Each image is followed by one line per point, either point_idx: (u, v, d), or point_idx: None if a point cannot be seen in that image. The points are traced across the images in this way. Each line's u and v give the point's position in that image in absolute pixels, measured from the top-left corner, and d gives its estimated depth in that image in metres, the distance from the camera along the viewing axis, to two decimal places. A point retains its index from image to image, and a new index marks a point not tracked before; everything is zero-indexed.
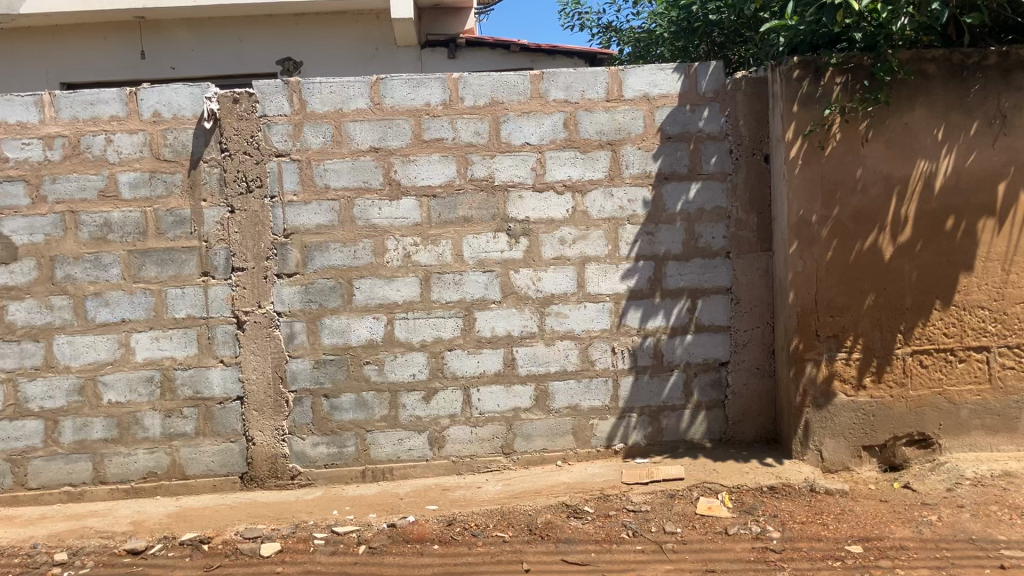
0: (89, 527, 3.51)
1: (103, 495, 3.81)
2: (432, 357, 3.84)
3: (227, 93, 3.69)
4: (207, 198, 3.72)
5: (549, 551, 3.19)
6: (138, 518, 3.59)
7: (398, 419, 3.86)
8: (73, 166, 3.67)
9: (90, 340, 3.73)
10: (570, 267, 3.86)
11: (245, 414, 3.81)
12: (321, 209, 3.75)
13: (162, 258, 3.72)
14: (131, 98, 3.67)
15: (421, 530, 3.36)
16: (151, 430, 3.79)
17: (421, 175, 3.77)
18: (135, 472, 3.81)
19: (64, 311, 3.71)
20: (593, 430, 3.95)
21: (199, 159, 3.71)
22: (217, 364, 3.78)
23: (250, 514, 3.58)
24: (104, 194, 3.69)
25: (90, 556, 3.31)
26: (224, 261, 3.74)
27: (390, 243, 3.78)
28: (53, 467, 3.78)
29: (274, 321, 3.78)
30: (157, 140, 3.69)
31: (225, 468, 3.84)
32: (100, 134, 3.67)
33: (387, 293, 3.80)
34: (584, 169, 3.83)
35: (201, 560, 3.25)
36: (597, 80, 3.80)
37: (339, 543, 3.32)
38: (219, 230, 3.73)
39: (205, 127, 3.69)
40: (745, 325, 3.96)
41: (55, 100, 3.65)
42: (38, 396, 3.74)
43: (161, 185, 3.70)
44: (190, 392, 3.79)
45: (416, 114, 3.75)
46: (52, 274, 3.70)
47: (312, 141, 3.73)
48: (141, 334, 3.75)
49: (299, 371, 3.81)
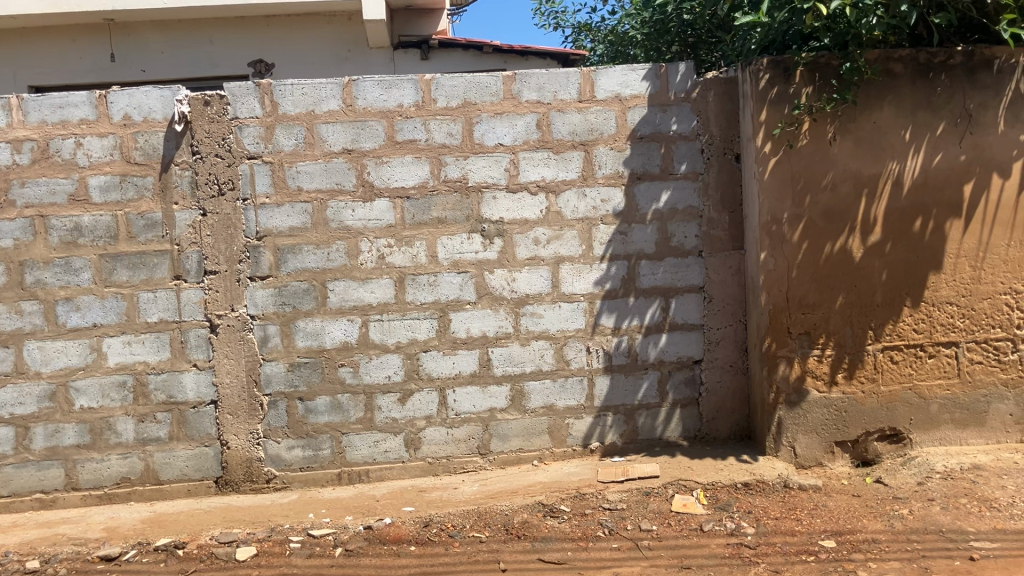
0: (62, 534, 3.48)
1: (76, 502, 3.78)
2: (407, 359, 3.84)
3: (198, 95, 3.67)
4: (179, 201, 3.70)
5: (525, 549, 3.20)
6: (111, 524, 3.56)
7: (374, 421, 3.86)
8: (42, 170, 3.64)
9: (61, 345, 3.70)
10: (544, 267, 3.87)
11: (219, 418, 3.79)
12: (294, 211, 3.74)
13: (134, 262, 3.70)
14: (101, 101, 3.64)
15: (397, 531, 3.36)
16: (124, 435, 3.76)
17: (395, 177, 3.77)
18: (109, 478, 3.79)
19: (35, 316, 3.68)
20: (569, 429, 3.97)
21: (170, 162, 3.68)
22: (190, 368, 3.76)
23: (226, 518, 3.57)
24: (75, 199, 3.65)
25: (63, 563, 3.28)
26: (196, 264, 3.72)
27: (364, 245, 3.78)
28: (25, 474, 3.75)
29: (247, 324, 3.77)
30: (128, 143, 3.66)
31: (200, 473, 3.82)
32: (69, 137, 3.64)
33: (362, 295, 3.79)
34: (557, 170, 3.84)
35: (175, 565, 3.23)
36: (570, 81, 3.82)
37: (315, 545, 3.31)
38: (191, 234, 3.71)
39: (176, 130, 3.67)
40: (718, 323, 3.98)
41: (23, 104, 3.61)
42: (8, 403, 3.70)
43: (132, 188, 3.67)
44: (164, 397, 3.77)
45: (389, 115, 3.75)
46: (22, 279, 3.66)
47: (284, 142, 3.72)
48: (113, 339, 3.72)
49: (273, 374, 3.79)
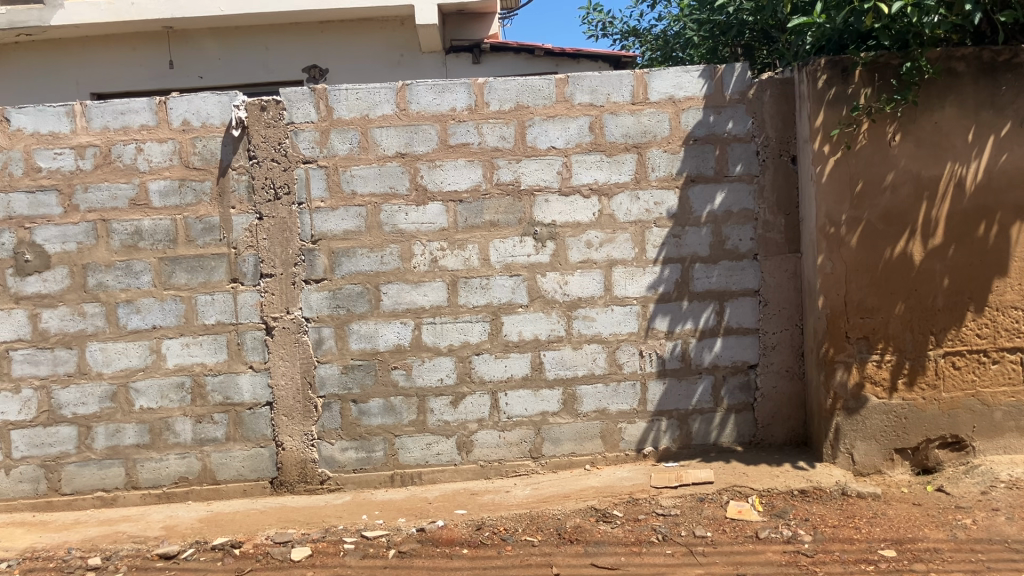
0: (122, 532, 3.55)
1: (135, 500, 3.86)
2: (459, 362, 3.85)
3: (255, 101, 3.72)
4: (236, 206, 3.75)
5: (577, 554, 3.18)
6: (169, 523, 3.62)
7: (426, 424, 3.88)
8: (104, 175, 3.72)
9: (121, 347, 3.78)
10: (597, 270, 3.85)
11: (274, 420, 3.84)
12: (348, 214, 3.77)
13: (193, 265, 3.76)
14: (161, 107, 3.71)
15: (450, 533, 3.36)
16: (183, 435, 3.83)
17: (448, 180, 3.78)
18: (167, 477, 3.85)
19: (96, 318, 3.76)
20: (621, 434, 3.94)
21: (228, 167, 3.74)
22: (246, 369, 3.81)
23: (281, 518, 3.60)
24: (135, 203, 3.73)
25: (123, 560, 3.34)
26: (253, 267, 3.77)
27: (416, 248, 3.80)
28: (86, 472, 3.83)
29: (302, 326, 3.81)
30: (187, 148, 3.73)
31: (256, 473, 3.87)
32: (130, 143, 3.72)
33: (414, 298, 3.81)
34: (610, 172, 3.82)
35: (232, 564, 3.28)
36: (622, 83, 3.80)
37: (369, 547, 3.33)
38: (247, 237, 3.77)
39: (233, 135, 3.72)
40: (773, 327, 3.93)
41: (87, 110, 3.69)
42: (72, 402, 3.79)
43: (191, 193, 3.74)
44: (221, 398, 3.82)
45: (442, 119, 3.76)
46: (84, 282, 3.75)
47: (339, 147, 3.75)
48: (172, 340, 3.78)
49: (328, 376, 3.83)
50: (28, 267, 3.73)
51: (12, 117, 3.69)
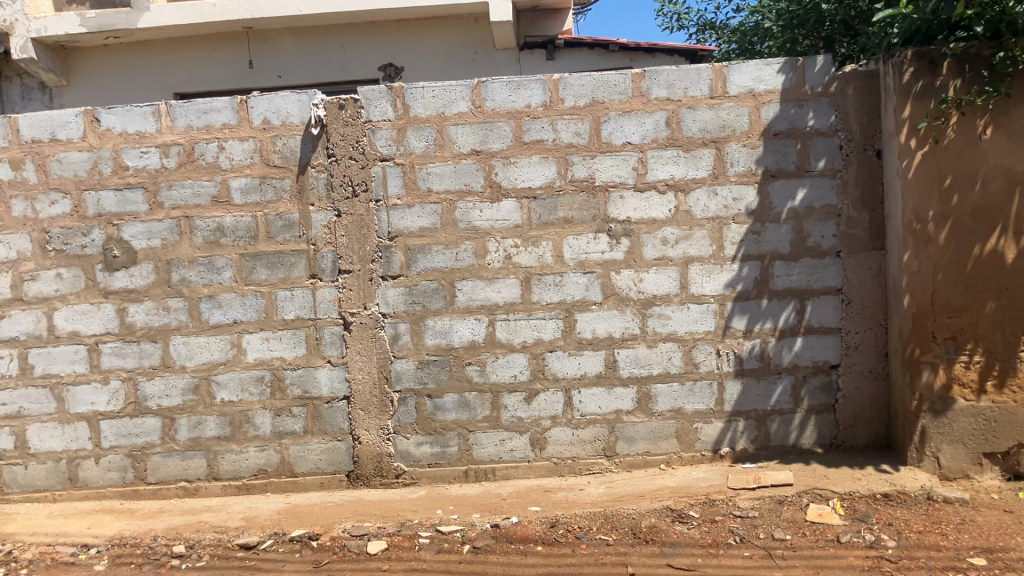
0: (205, 522, 3.64)
1: (216, 491, 3.95)
2: (533, 359, 3.85)
3: (333, 99, 3.77)
4: (315, 203, 3.81)
5: (653, 554, 3.15)
6: (249, 514, 3.70)
7: (500, 420, 3.88)
8: (188, 173, 3.81)
9: (204, 341, 3.87)
10: (673, 267, 3.81)
11: (351, 414, 3.89)
12: (424, 211, 3.80)
13: (273, 261, 3.83)
14: (242, 106, 3.78)
15: (524, 530, 3.37)
16: (262, 428, 3.90)
17: (522, 177, 3.78)
18: (247, 469, 3.94)
19: (180, 313, 3.86)
20: (697, 434, 3.89)
21: (307, 165, 3.79)
22: (324, 364, 3.87)
23: (357, 511, 3.65)
24: (217, 200, 3.81)
25: (206, 549, 3.43)
26: (331, 263, 3.83)
27: (491, 245, 3.80)
28: (170, 463, 3.94)
29: (378, 322, 3.85)
30: (267, 146, 3.79)
31: (333, 466, 3.93)
32: (212, 142, 3.80)
33: (488, 295, 3.82)
34: (687, 168, 3.77)
35: (310, 556, 3.33)
36: (700, 77, 3.74)
37: (444, 541, 3.35)
38: (326, 234, 3.82)
39: (312, 134, 3.78)
40: (856, 326, 3.83)
41: (171, 110, 3.79)
42: (157, 394, 3.90)
43: (272, 190, 3.81)
44: (299, 392, 3.89)
45: (517, 115, 3.76)
46: (169, 277, 3.85)
47: (415, 145, 3.78)
48: (252, 335, 3.86)
49: (403, 371, 3.87)
50: (116, 262, 3.85)
51: (101, 117, 3.80)
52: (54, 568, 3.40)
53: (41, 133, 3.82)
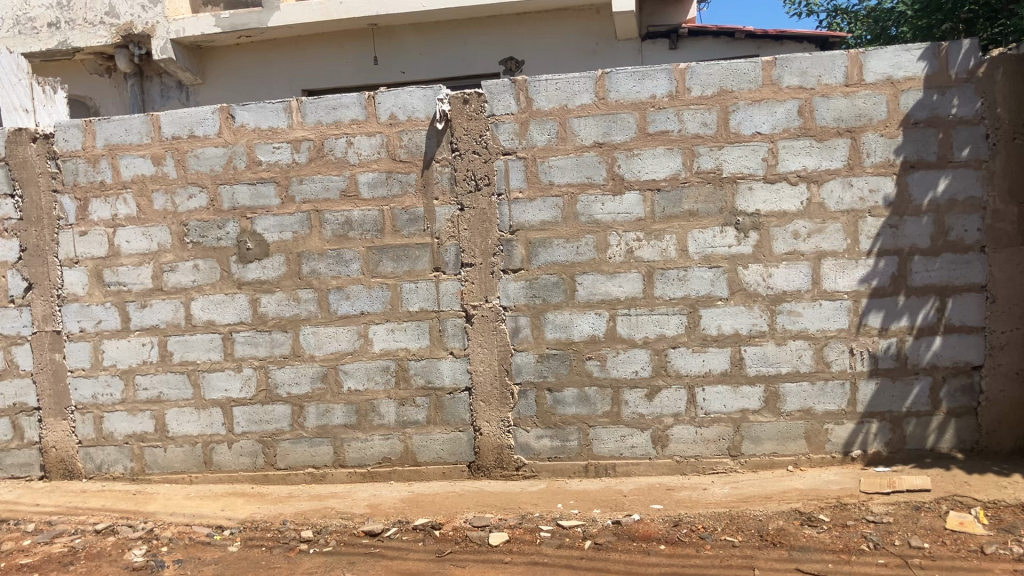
0: (331, 507, 3.74)
1: (342, 478, 4.04)
2: (656, 355, 3.79)
3: (458, 94, 3.80)
4: (439, 196, 3.85)
5: (781, 558, 3.06)
6: (374, 501, 3.78)
7: (621, 416, 3.84)
8: (318, 168, 3.91)
9: (331, 331, 3.96)
10: (803, 262, 3.68)
11: (473, 405, 3.92)
12: (545, 205, 3.79)
13: (398, 254, 3.89)
14: (369, 102, 3.85)
15: (646, 528, 3.32)
16: (386, 417, 3.98)
17: (646, 169, 3.72)
18: (372, 457, 4.02)
19: (310, 304, 3.97)
20: (827, 435, 3.76)
21: (432, 159, 3.84)
22: (447, 355, 3.91)
23: (478, 502, 3.68)
24: (346, 194, 3.90)
25: (333, 535, 3.52)
26: (454, 257, 3.86)
27: (613, 238, 3.76)
28: (299, 449, 4.05)
29: (500, 315, 3.86)
30: (394, 141, 3.85)
31: (455, 456, 3.97)
32: (341, 137, 3.88)
33: (610, 289, 3.78)
34: (819, 159, 3.64)
35: (433, 545, 3.37)
36: (835, 65, 3.60)
37: (565, 536, 3.34)
38: (449, 227, 3.86)
39: (437, 128, 3.82)
40: (1002, 326, 3.63)
41: (302, 106, 3.89)
42: (287, 382, 4.02)
43: (397, 184, 3.87)
44: (423, 382, 3.94)
45: (641, 106, 3.70)
46: (299, 269, 3.96)
47: (538, 138, 3.77)
48: (378, 326, 3.93)
49: (524, 364, 3.87)
50: (250, 254, 3.99)
51: (237, 114, 3.94)
52: (191, 547, 3.55)
53: (180, 129, 3.98)
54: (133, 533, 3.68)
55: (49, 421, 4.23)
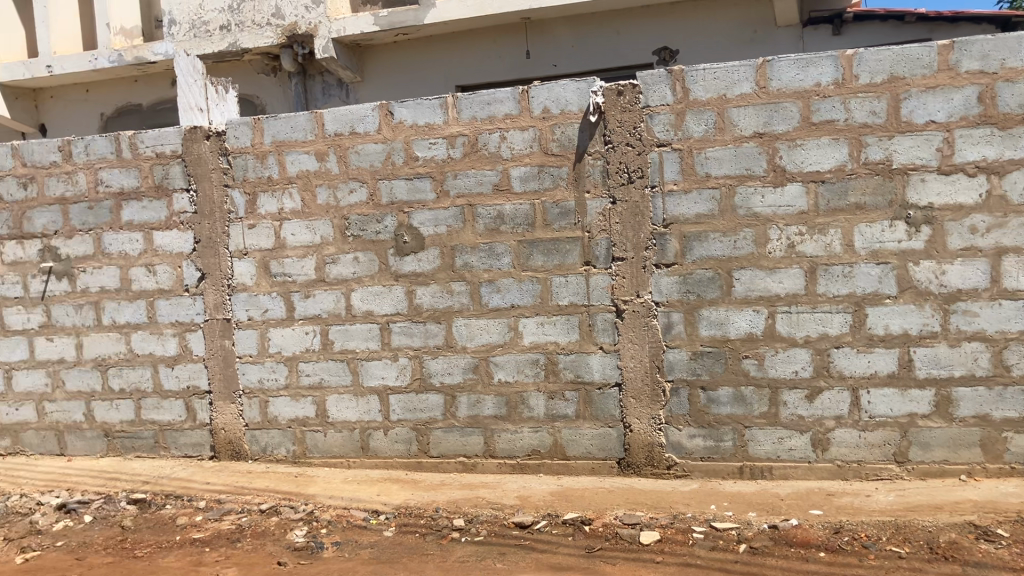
0: (482, 497, 3.79)
1: (493, 469, 4.09)
2: (817, 354, 3.64)
3: (612, 85, 3.75)
4: (591, 190, 3.82)
5: (954, 573, 2.88)
6: (524, 493, 3.80)
7: (779, 417, 3.72)
8: (472, 162, 3.95)
9: (483, 323, 4.01)
10: (982, 259, 3.46)
11: (623, 401, 3.88)
12: (701, 198, 3.70)
13: (549, 248, 3.89)
14: (523, 96, 3.86)
15: (805, 534, 3.20)
16: (537, 410, 3.99)
17: (809, 161, 3.57)
18: (522, 449, 4.04)
19: (463, 296, 4.02)
20: (1005, 444, 3.52)
21: (584, 152, 3.81)
22: (597, 350, 3.88)
23: (629, 500, 3.64)
24: (499, 188, 3.93)
25: (484, 524, 3.56)
26: (605, 251, 3.83)
27: (773, 233, 3.64)
28: (451, 438, 4.12)
29: (652, 310, 3.80)
30: (547, 135, 3.85)
31: (605, 452, 3.94)
32: (495, 132, 3.91)
33: (769, 285, 3.66)
34: (1002, 148, 3.40)
35: (583, 540, 3.36)
36: (1022, 46, 3.35)
37: (718, 538, 3.26)
38: (601, 221, 3.82)
39: (590, 121, 3.79)
40: None
41: (458, 102, 3.94)
42: (440, 372, 4.10)
43: (550, 178, 3.86)
44: (573, 376, 3.93)
45: (804, 95, 3.56)
46: (453, 262, 4.02)
47: (694, 129, 3.68)
48: (529, 319, 3.95)
49: (677, 361, 3.80)
50: (406, 247, 4.08)
51: (395, 110, 4.03)
52: (349, 530, 3.67)
53: (342, 126, 4.11)
54: (295, 514, 3.84)
55: (220, 404, 4.47)
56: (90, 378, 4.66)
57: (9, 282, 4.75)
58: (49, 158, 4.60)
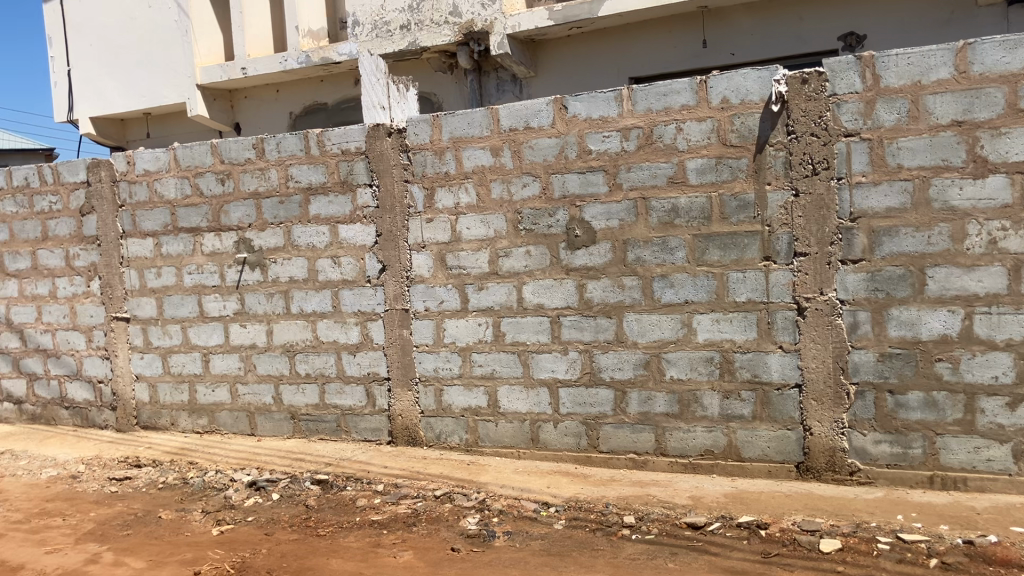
0: (653, 495, 3.74)
1: (664, 467, 4.02)
2: (1020, 359, 3.38)
3: (796, 73, 3.60)
4: (772, 182, 3.69)
5: None
6: (696, 493, 3.72)
7: (975, 425, 3.48)
8: (647, 155, 3.90)
9: (655, 319, 3.95)
10: None
11: (803, 403, 3.74)
12: (892, 190, 3.50)
13: (726, 243, 3.79)
14: (701, 87, 3.77)
15: (1005, 552, 2.97)
16: (710, 409, 3.90)
17: (1015, 150, 3.32)
18: (694, 448, 3.95)
19: (634, 291, 3.98)
20: None
21: (766, 143, 3.68)
22: (776, 349, 3.75)
23: (808, 505, 3.50)
24: (674, 180, 3.86)
25: (655, 523, 3.51)
26: (786, 246, 3.69)
27: (972, 228, 3.40)
28: (621, 434, 4.09)
29: (836, 309, 3.63)
30: (725, 126, 3.74)
31: (782, 455, 3.80)
32: (671, 124, 3.84)
33: (967, 284, 3.43)
34: None
35: (758, 545, 3.25)
36: None
37: (907, 551, 3.08)
38: (782, 215, 3.69)
39: (772, 111, 3.65)
40: None
41: (633, 94, 3.89)
42: (610, 367, 4.07)
43: (728, 170, 3.76)
44: (749, 375, 3.82)
45: (1011, 80, 3.30)
46: (625, 256, 3.98)
47: (885, 118, 3.48)
48: (703, 316, 3.86)
49: (862, 363, 3.62)
50: (578, 241, 4.08)
51: (570, 105, 4.03)
52: (520, 521, 3.71)
53: (517, 121, 4.15)
54: (467, 502, 3.92)
55: (397, 391, 4.62)
56: (279, 362, 4.93)
57: (208, 271, 5.09)
58: (244, 155, 4.89)
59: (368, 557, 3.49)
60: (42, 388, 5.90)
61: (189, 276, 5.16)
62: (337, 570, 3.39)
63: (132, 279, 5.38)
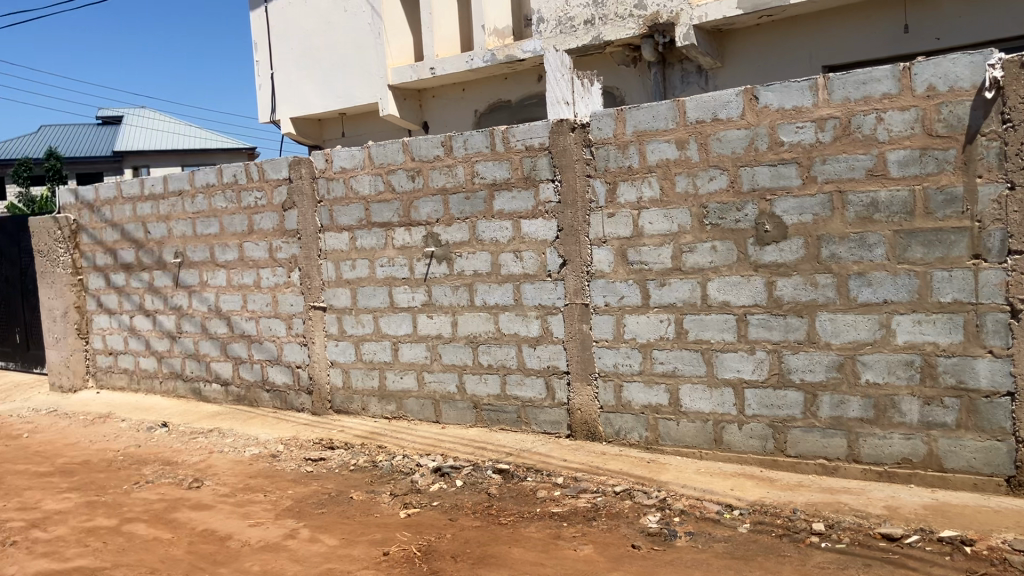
0: (845, 503, 3.58)
1: (856, 474, 3.83)
2: None
3: (1014, 57, 3.34)
4: (983, 174, 3.44)
5: None
6: (893, 504, 3.53)
7: None
8: (843, 147, 3.72)
9: (850, 319, 3.78)
10: None
11: (1015, 412, 3.47)
12: None
13: (930, 239, 3.57)
14: (904, 74, 3.55)
15: None
16: (909, 416, 3.69)
17: None
18: (890, 456, 3.75)
19: (828, 290, 3.82)
20: None
21: (977, 132, 3.44)
22: (984, 354, 3.51)
23: (1020, 523, 3.24)
24: (873, 173, 3.66)
25: (846, 532, 3.36)
26: (999, 243, 3.44)
27: None
28: (810, 438, 3.93)
29: None
30: (931, 115, 3.52)
31: (990, 467, 3.54)
32: (871, 113, 3.65)
33: None
34: None
35: (963, 562, 3.04)
36: None
37: None
38: (995, 209, 3.43)
39: (985, 98, 3.40)
40: None
41: (829, 83, 3.73)
42: (800, 368, 3.93)
43: (933, 162, 3.53)
44: (953, 381, 3.58)
45: None
46: (818, 253, 3.83)
47: None
48: (903, 316, 3.65)
49: None
50: (767, 237, 3.96)
51: (760, 95, 3.91)
52: (702, 522, 3.64)
53: (704, 114, 4.06)
54: (648, 499, 3.89)
55: (578, 385, 4.63)
56: (463, 353, 5.06)
57: (398, 263, 5.30)
58: (433, 152, 5.04)
59: (549, 548, 3.53)
60: (246, 371, 6.33)
61: (380, 269, 5.39)
62: (519, 559, 3.45)
63: (328, 270, 5.67)
